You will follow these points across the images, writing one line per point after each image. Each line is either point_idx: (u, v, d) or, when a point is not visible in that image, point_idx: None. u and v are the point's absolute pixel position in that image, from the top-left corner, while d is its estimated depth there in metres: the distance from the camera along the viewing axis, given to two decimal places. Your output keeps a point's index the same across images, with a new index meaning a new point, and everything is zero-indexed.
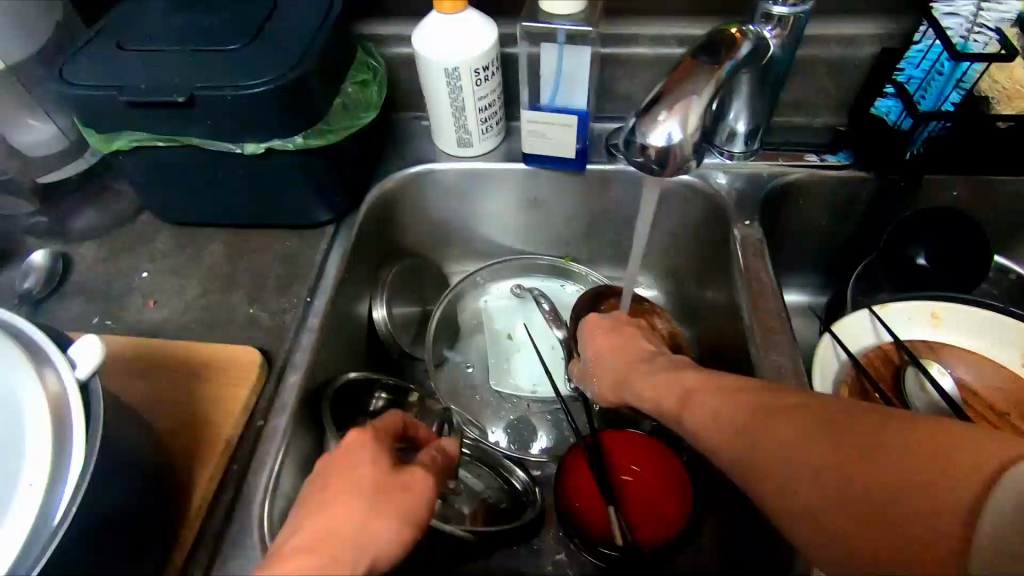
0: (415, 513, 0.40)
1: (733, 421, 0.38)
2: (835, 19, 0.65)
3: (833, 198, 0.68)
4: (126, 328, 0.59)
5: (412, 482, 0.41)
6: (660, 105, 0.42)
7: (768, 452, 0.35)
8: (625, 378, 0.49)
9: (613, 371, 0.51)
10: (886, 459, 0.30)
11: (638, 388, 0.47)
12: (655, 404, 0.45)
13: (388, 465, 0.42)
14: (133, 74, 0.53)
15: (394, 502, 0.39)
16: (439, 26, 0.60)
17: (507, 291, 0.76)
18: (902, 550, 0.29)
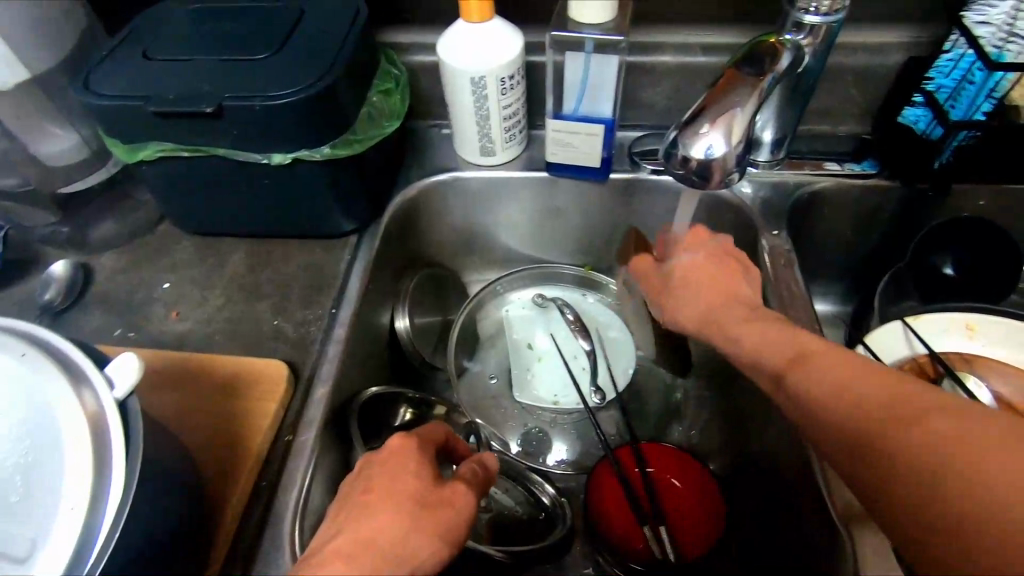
0: (451, 535, 0.39)
1: (824, 382, 0.38)
2: (862, 27, 0.65)
3: (859, 207, 0.67)
4: (149, 340, 0.58)
5: (450, 498, 0.40)
6: (703, 118, 0.41)
7: (839, 420, 0.36)
8: (714, 315, 0.48)
9: (705, 297, 0.50)
10: (931, 468, 0.32)
11: (728, 334, 0.46)
12: (743, 354, 0.45)
13: (426, 478, 0.41)
14: (160, 84, 0.52)
15: (430, 520, 0.38)
16: (465, 34, 0.59)
17: (528, 300, 0.75)
18: (919, 527, 0.32)
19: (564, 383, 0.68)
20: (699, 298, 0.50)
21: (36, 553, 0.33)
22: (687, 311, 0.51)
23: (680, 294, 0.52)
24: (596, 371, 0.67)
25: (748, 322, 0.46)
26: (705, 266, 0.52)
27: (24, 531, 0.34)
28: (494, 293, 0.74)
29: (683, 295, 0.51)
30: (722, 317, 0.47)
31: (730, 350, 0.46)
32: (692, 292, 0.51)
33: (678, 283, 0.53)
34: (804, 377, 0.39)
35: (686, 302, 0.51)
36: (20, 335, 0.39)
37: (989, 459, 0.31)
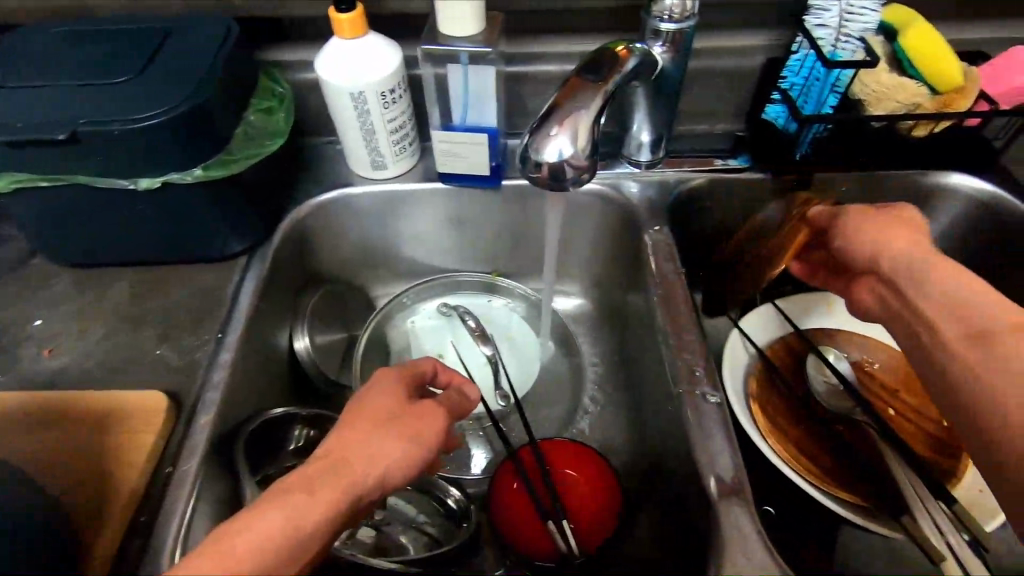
0: (429, 442, 0.42)
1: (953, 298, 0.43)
2: (724, 32, 0.69)
3: (736, 199, 0.71)
4: (18, 381, 0.55)
5: (422, 409, 0.43)
6: (551, 121, 0.43)
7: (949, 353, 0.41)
8: (927, 256, 0.47)
9: (892, 247, 0.49)
10: None
11: (939, 274, 0.45)
12: (909, 269, 0.47)
13: (405, 397, 0.44)
14: (9, 112, 0.50)
15: (409, 426, 0.41)
16: (341, 51, 0.59)
17: (434, 311, 0.75)
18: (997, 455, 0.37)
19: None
20: (918, 243, 0.48)
21: None
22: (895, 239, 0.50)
23: (887, 237, 0.50)
24: (500, 375, 0.69)
25: (976, 280, 0.43)
26: (912, 222, 0.51)
27: None
28: (398, 307, 0.74)
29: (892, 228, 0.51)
30: (938, 260, 0.46)
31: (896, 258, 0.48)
32: (907, 240, 0.49)
33: (905, 217, 0.52)
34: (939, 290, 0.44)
35: (878, 244, 0.50)
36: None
37: None
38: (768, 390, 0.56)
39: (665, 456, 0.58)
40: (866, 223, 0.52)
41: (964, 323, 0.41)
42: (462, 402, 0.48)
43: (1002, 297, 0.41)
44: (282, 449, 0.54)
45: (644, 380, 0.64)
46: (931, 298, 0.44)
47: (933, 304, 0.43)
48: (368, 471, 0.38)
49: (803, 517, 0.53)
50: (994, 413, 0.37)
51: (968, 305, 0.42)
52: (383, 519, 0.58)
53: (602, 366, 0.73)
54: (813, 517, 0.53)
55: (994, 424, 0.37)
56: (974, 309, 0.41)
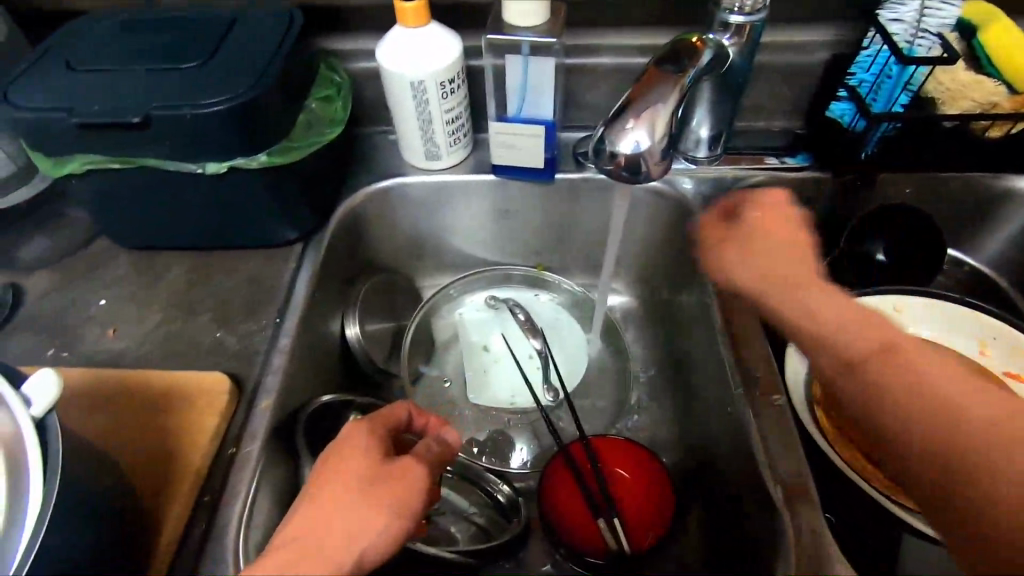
0: (404, 508, 0.41)
1: (824, 322, 0.38)
2: (788, 26, 0.67)
3: (794, 199, 0.69)
4: (83, 359, 0.56)
5: (396, 474, 0.42)
6: (627, 113, 0.43)
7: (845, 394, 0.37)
8: (772, 281, 0.43)
9: (756, 280, 0.44)
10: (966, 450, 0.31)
11: (802, 306, 0.40)
12: (767, 297, 0.42)
13: (379, 458, 0.43)
14: (85, 95, 0.51)
15: (383, 495, 0.41)
16: (404, 41, 0.59)
17: (481, 304, 0.75)
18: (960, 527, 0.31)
19: (514, 384, 0.69)
20: (764, 260, 0.44)
21: None
22: (732, 263, 0.46)
23: (732, 258, 0.46)
24: (550, 369, 0.68)
25: (817, 292, 0.40)
26: (773, 220, 0.46)
27: None
28: (443, 300, 0.74)
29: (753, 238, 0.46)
30: (787, 283, 0.42)
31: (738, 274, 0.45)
32: (738, 254, 0.46)
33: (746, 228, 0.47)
34: (794, 309, 0.40)
35: (740, 276, 0.45)
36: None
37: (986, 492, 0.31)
38: None
39: (719, 461, 0.57)
40: (725, 242, 0.48)
41: (830, 349, 0.37)
42: (442, 452, 0.47)
43: (848, 306, 0.39)
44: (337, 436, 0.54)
45: (697, 380, 0.63)
46: (808, 332, 0.39)
47: (807, 339, 0.39)
48: (342, 551, 0.38)
49: (867, 528, 0.51)
50: (923, 451, 0.33)
51: (837, 339, 0.37)
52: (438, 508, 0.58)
53: (649, 364, 0.72)
54: (880, 528, 0.51)
55: (933, 464, 0.32)
56: (838, 338, 0.37)
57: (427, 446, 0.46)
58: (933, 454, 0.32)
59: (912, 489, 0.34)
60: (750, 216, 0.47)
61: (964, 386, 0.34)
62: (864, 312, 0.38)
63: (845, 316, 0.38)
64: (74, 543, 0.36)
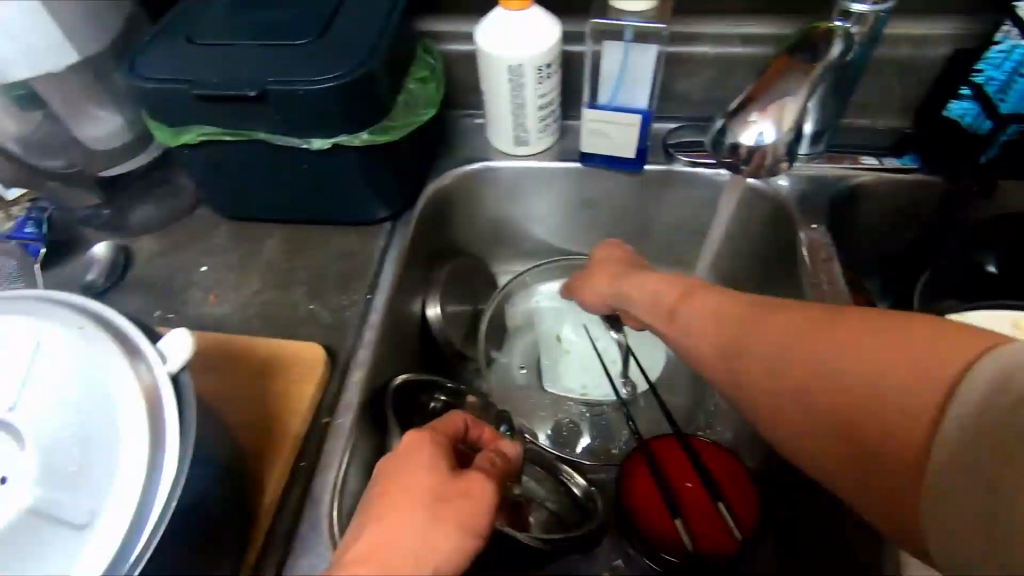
0: (474, 525, 0.38)
1: (659, 300, 0.47)
2: (907, 18, 0.63)
3: (899, 203, 0.66)
4: (188, 322, 0.59)
5: (466, 486, 0.39)
6: (752, 108, 0.47)
7: (705, 350, 0.41)
8: (622, 282, 0.53)
9: (599, 299, 0.56)
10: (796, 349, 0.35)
11: (638, 288, 0.50)
12: (632, 299, 0.51)
13: (443, 469, 0.40)
14: (205, 68, 0.52)
15: (453, 510, 0.38)
16: (504, 23, 0.59)
17: (557, 292, 0.74)
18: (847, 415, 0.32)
19: (590, 378, 0.68)
20: (611, 273, 0.55)
21: (94, 521, 0.32)
22: (598, 286, 0.56)
23: (595, 276, 0.56)
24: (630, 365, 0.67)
25: (649, 275, 0.50)
26: (613, 252, 0.58)
27: (76, 498, 0.33)
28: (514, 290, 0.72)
29: (597, 271, 0.57)
30: (626, 280, 0.52)
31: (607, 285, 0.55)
32: (605, 273, 0.55)
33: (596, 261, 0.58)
34: (634, 287, 0.51)
35: (602, 290, 0.55)
36: (48, 302, 0.38)
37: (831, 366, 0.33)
38: None
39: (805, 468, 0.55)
40: (592, 275, 0.57)
41: (658, 310, 0.47)
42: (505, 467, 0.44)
43: (670, 279, 0.48)
44: (418, 413, 0.54)
45: None
46: (649, 312, 0.48)
47: (649, 312, 0.48)
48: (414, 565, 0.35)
49: None
50: (755, 378, 0.37)
51: (659, 300, 0.47)
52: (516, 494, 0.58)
53: None
54: None
55: (765, 386, 0.36)
56: (672, 308, 0.45)
57: (488, 458, 0.44)
58: (760, 377, 0.37)
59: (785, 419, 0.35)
60: (602, 251, 0.59)
61: (778, 315, 0.38)
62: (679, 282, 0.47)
63: (675, 285, 0.47)
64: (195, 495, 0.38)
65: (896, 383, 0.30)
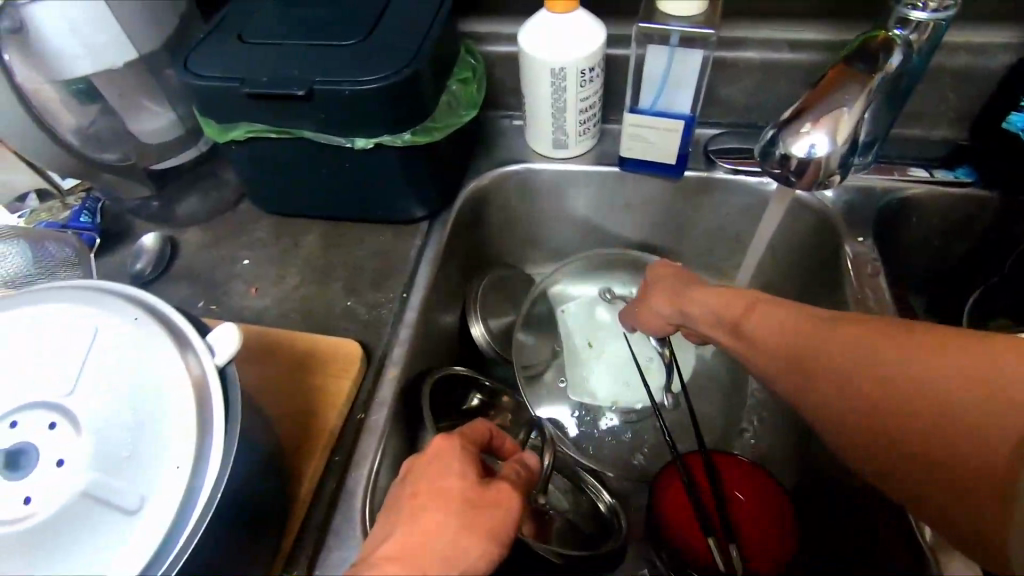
0: (500, 535, 0.38)
1: (729, 311, 0.51)
2: (967, 25, 0.61)
3: (951, 217, 0.63)
4: (230, 313, 0.60)
5: (495, 497, 0.39)
6: (805, 118, 0.46)
7: (793, 369, 0.47)
8: (684, 299, 0.55)
9: (652, 317, 0.57)
10: (885, 375, 0.43)
11: (697, 306, 0.53)
12: (700, 314, 0.53)
13: (473, 478, 0.40)
14: (254, 67, 0.54)
15: (480, 521, 0.38)
16: (548, 26, 0.58)
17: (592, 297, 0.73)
18: (920, 424, 0.42)
19: (622, 385, 0.68)
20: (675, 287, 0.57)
21: (143, 507, 0.33)
22: (656, 306, 0.57)
23: (655, 294, 0.57)
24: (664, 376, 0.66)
25: (713, 289, 0.53)
26: (666, 269, 0.58)
27: (127, 485, 0.34)
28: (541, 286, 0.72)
29: (653, 288, 0.58)
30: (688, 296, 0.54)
31: (662, 307, 0.56)
32: (664, 290, 0.57)
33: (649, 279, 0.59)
34: (697, 302, 0.53)
35: (658, 309, 0.57)
36: (102, 293, 0.39)
37: (940, 388, 0.41)
38: None
39: (841, 486, 0.54)
40: (649, 294, 0.58)
41: (725, 327, 0.51)
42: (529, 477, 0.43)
43: (731, 292, 0.52)
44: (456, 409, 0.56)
45: None
46: (713, 327, 0.52)
47: (713, 327, 0.52)
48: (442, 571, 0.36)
49: None
50: (845, 401, 0.45)
51: (732, 319, 0.51)
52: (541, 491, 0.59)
53: None
54: None
55: (840, 399, 0.45)
56: (740, 323, 0.50)
57: (513, 468, 0.43)
58: (833, 387, 0.45)
59: (881, 434, 0.43)
60: (655, 272, 0.59)
61: (861, 342, 0.44)
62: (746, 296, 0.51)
63: (739, 301, 0.51)
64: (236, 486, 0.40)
65: (940, 388, 0.41)
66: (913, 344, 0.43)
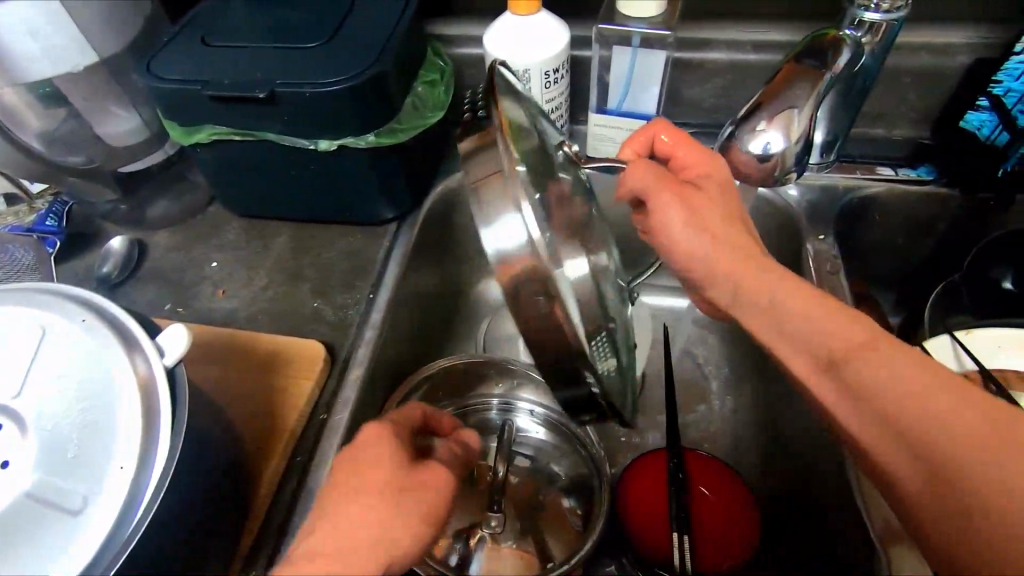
0: (427, 515, 0.38)
1: (801, 317, 0.39)
2: (926, 26, 0.62)
3: (914, 215, 0.64)
4: (197, 316, 0.60)
5: (425, 479, 0.39)
6: (761, 114, 0.48)
7: (857, 398, 0.37)
8: (739, 260, 0.42)
9: (682, 255, 0.44)
10: (962, 445, 0.33)
11: (761, 297, 0.41)
12: (755, 301, 0.41)
13: (404, 461, 0.40)
14: (216, 70, 0.54)
15: (410, 504, 0.38)
16: (511, 27, 0.59)
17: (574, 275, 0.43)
18: (974, 511, 0.34)
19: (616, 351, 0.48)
20: (728, 241, 0.43)
21: (88, 507, 0.34)
22: (700, 249, 0.43)
23: (694, 238, 0.43)
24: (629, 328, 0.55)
25: (785, 281, 0.41)
26: (715, 194, 0.45)
27: (70, 484, 0.34)
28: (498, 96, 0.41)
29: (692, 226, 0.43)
30: (758, 272, 0.41)
31: (700, 248, 0.43)
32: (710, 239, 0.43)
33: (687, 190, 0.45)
34: (756, 290, 0.41)
35: (688, 249, 0.43)
36: (57, 296, 0.40)
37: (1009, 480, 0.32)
38: None
39: (820, 477, 0.55)
40: (683, 233, 0.43)
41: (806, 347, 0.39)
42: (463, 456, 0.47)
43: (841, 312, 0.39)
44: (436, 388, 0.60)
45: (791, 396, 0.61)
46: (777, 331, 0.41)
47: (781, 336, 0.40)
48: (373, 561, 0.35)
49: None
50: (898, 453, 0.36)
51: (811, 332, 0.39)
52: (518, 451, 0.60)
53: (730, 375, 0.70)
54: None
55: (886, 440, 0.37)
56: (818, 339, 0.38)
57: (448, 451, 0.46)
58: (865, 414, 0.37)
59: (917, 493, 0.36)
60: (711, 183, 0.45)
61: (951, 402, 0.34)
62: (845, 313, 0.39)
63: (820, 312, 0.39)
64: (192, 490, 0.39)
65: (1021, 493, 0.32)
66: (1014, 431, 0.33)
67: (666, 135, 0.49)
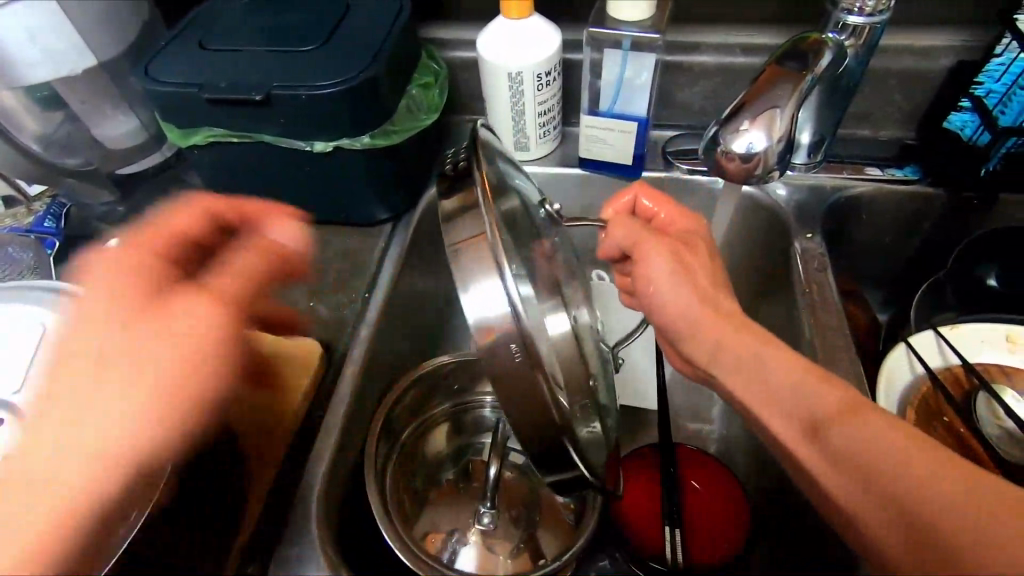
0: (145, 339, 0.42)
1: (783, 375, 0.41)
2: (910, 30, 0.64)
3: (900, 214, 0.65)
4: None
5: (163, 300, 0.45)
6: (744, 114, 0.49)
7: (830, 454, 0.38)
8: (718, 324, 0.44)
9: (667, 315, 0.46)
10: (932, 506, 0.35)
11: (745, 357, 0.42)
12: (734, 359, 0.43)
13: (143, 290, 0.45)
14: (213, 73, 0.55)
15: (125, 326, 0.42)
16: (504, 29, 0.60)
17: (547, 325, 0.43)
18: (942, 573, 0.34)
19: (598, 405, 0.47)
20: (705, 296, 0.45)
21: (89, 499, 0.35)
22: (681, 305, 0.45)
23: (674, 295, 0.45)
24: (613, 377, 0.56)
25: (765, 341, 0.42)
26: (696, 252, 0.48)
27: (71, 478, 0.35)
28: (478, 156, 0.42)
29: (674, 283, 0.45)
30: (741, 332, 0.43)
31: (686, 307, 0.45)
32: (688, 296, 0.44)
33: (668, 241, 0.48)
34: (735, 350, 0.43)
35: (673, 305, 0.45)
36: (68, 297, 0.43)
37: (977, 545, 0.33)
38: (928, 419, 0.52)
39: None
40: (663, 291, 0.45)
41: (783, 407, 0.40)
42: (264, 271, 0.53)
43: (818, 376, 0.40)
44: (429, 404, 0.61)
45: None
46: (756, 389, 0.42)
47: (760, 400, 0.41)
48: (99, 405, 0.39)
49: None
50: (870, 510, 0.37)
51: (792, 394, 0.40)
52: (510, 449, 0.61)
53: None
54: None
55: (858, 496, 0.37)
56: (801, 400, 0.40)
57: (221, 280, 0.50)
58: (840, 472, 0.38)
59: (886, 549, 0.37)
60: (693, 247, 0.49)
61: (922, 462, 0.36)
62: (821, 376, 0.40)
63: (796, 369, 0.41)
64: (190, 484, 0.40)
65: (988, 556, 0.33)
66: (987, 495, 0.34)
67: (646, 198, 0.53)
